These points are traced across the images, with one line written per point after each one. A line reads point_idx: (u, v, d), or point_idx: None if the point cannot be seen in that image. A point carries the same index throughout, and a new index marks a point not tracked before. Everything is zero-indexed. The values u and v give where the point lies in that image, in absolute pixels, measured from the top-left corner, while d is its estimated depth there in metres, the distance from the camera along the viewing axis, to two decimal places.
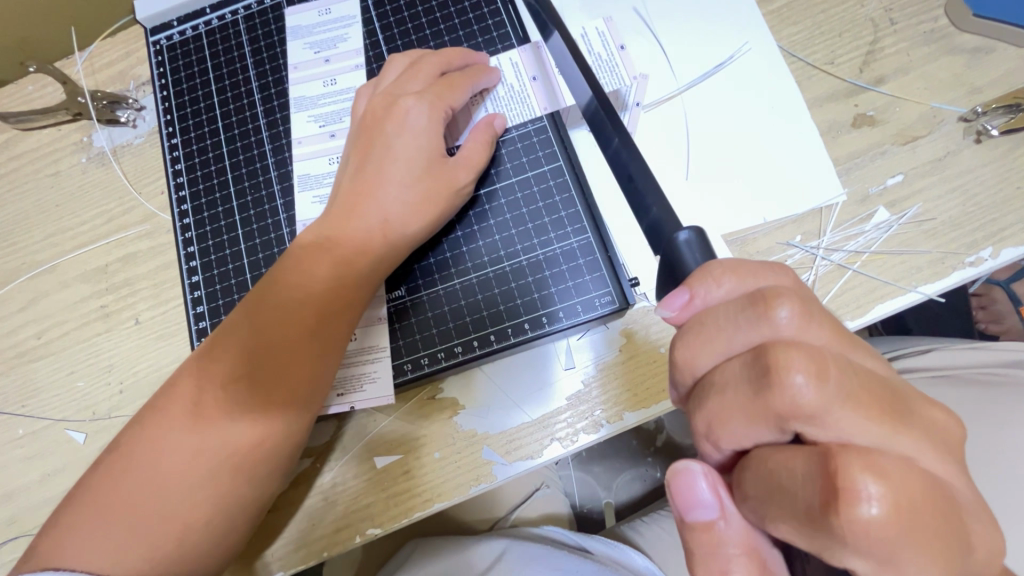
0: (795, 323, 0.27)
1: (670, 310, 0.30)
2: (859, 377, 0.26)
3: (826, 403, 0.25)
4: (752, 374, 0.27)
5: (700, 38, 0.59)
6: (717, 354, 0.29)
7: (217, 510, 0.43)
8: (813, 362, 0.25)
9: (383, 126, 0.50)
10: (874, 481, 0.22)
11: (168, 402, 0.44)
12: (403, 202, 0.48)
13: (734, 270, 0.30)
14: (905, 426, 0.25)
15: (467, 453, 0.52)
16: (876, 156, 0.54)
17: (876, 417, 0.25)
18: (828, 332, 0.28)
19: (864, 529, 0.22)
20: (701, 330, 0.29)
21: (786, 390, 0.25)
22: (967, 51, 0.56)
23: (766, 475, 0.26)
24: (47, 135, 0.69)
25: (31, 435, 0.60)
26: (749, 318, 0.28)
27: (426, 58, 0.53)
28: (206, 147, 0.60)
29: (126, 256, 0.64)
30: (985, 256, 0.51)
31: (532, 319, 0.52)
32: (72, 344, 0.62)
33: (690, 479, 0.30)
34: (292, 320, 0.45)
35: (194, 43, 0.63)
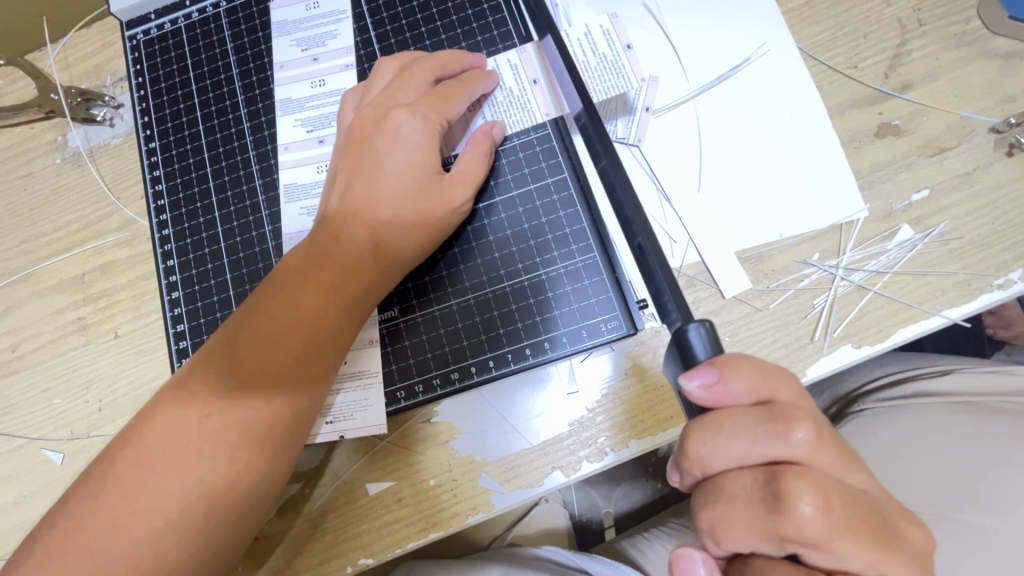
0: (809, 446, 0.29)
1: (695, 382, 0.30)
2: (852, 503, 0.29)
3: (825, 533, 0.28)
4: (761, 492, 0.29)
5: (715, 38, 0.55)
6: (730, 458, 0.30)
7: (187, 551, 0.40)
8: (818, 495, 0.28)
9: (373, 141, 0.46)
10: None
11: (140, 437, 0.42)
12: (396, 222, 0.45)
13: (755, 367, 0.31)
14: (884, 547, 0.29)
15: (464, 482, 0.50)
16: (900, 169, 0.51)
17: (861, 537, 0.29)
18: (834, 456, 0.30)
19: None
20: (719, 434, 0.30)
21: (797, 521, 0.28)
22: (1000, 55, 0.52)
23: None
24: (19, 133, 0.65)
25: (6, 454, 0.57)
26: (768, 436, 0.29)
27: (418, 64, 0.49)
28: (186, 153, 0.56)
29: (105, 265, 0.61)
30: (1014, 279, 0.48)
31: (533, 344, 0.49)
32: (48, 358, 0.59)
33: (690, 564, 0.32)
34: (279, 351, 0.42)
35: (173, 39, 0.58)
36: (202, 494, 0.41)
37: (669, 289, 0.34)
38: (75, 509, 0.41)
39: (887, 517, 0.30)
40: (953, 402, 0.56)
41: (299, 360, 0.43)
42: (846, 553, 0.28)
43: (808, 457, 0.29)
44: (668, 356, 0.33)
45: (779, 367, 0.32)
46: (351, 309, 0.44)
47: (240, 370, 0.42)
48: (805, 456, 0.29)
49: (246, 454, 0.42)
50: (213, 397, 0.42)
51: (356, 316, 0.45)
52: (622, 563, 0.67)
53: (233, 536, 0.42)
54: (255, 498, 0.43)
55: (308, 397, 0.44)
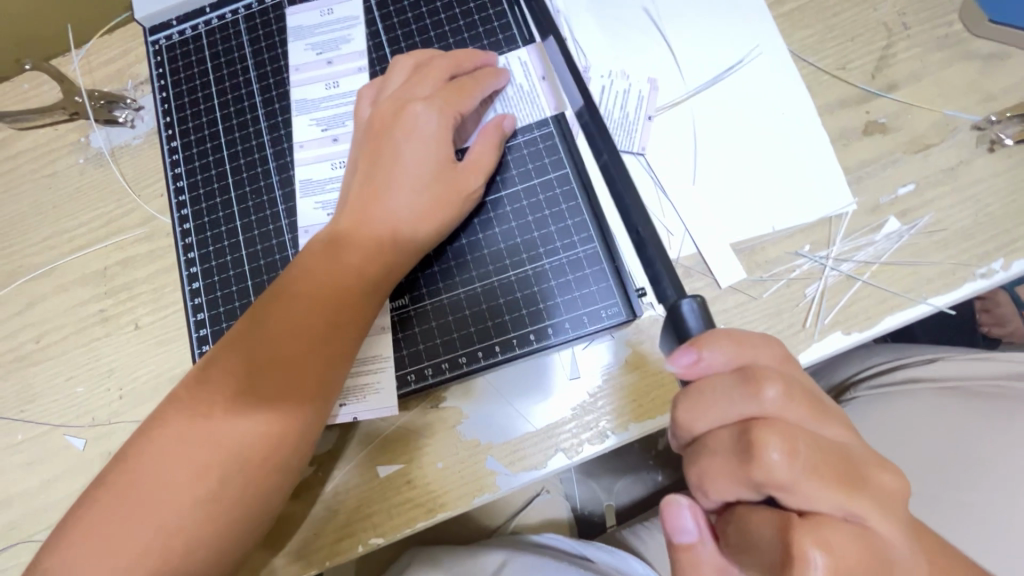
0: (780, 401, 0.31)
1: (677, 366, 0.33)
2: (822, 450, 0.31)
3: (795, 479, 0.29)
4: (735, 445, 0.31)
5: (711, 41, 0.58)
6: (714, 418, 0.33)
7: (223, 521, 0.43)
8: (786, 442, 0.30)
9: (391, 132, 0.49)
10: (821, 551, 0.28)
11: (174, 414, 0.44)
12: (413, 208, 0.48)
13: (733, 339, 0.34)
14: (859, 493, 0.30)
15: (471, 464, 0.52)
16: (887, 164, 0.54)
17: (836, 487, 0.30)
18: (807, 410, 0.32)
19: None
20: (702, 399, 0.33)
21: (765, 465, 0.29)
22: (982, 57, 0.55)
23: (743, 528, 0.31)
24: (43, 135, 0.68)
25: (30, 440, 0.59)
26: (740, 394, 0.32)
27: (434, 61, 0.52)
28: (207, 151, 0.59)
29: (125, 259, 0.63)
30: (996, 268, 0.51)
31: (537, 329, 0.51)
32: (71, 348, 0.62)
33: (677, 511, 0.34)
34: (304, 330, 0.45)
35: (194, 44, 0.61)
36: (234, 468, 0.43)
37: (668, 280, 0.37)
38: (112, 484, 0.43)
39: (865, 468, 0.31)
40: (938, 387, 0.58)
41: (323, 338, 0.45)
42: (818, 498, 0.29)
43: (780, 411, 0.31)
44: (664, 334, 0.36)
45: (762, 340, 0.35)
46: (371, 291, 0.47)
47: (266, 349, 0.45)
48: (777, 411, 0.31)
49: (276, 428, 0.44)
50: (242, 374, 0.44)
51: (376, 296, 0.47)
52: (621, 549, 0.70)
53: (263, 508, 0.45)
54: (283, 471, 0.45)
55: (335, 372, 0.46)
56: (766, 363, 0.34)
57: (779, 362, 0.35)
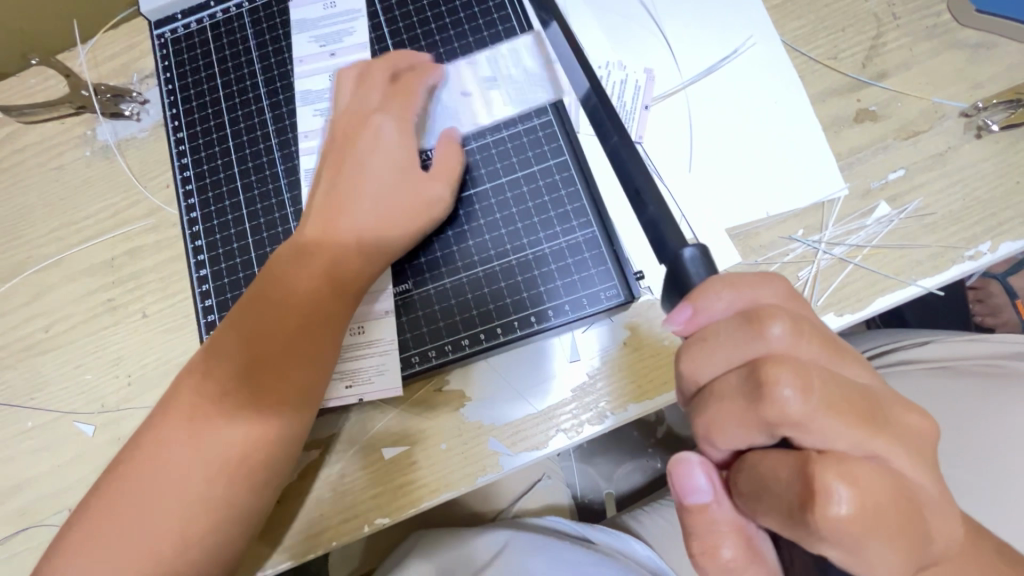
0: (786, 338, 0.31)
1: (676, 323, 0.33)
2: (841, 387, 0.30)
3: (810, 414, 0.29)
4: (744, 385, 0.31)
5: (705, 32, 0.59)
6: (720, 362, 0.32)
7: (216, 521, 0.44)
8: (799, 378, 0.29)
9: (355, 143, 0.52)
10: (844, 484, 0.27)
11: (160, 419, 0.46)
12: (382, 211, 0.50)
13: (729, 284, 0.34)
14: (881, 430, 0.29)
15: (474, 444, 0.53)
16: (878, 151, 0.55)
17: (855, 423, 0.29)
18: (818, 347, 0.32)
19: (839, 523, 0.27)
20: (705, 344, 0.33)
21: (778, 402, 0.29)
22: (969, 46, 0.56)
23: (756, 475, 0.31)
24: (50, 128, 0.69)
25: (41, 427, 0.60)
26: (744, 334, 0.31)
27: (373, 68, 0.55)
28: (212, 141, 0.60)
29: (132, 250, 0.65)
30: (983, 251, 0.52)
31: (537, 312, 0.52)
32: (80, 337, 0.63)
33: (688, 469, 0.34)
34: (280, 331, 0.46)
35: (198, 36, 0.62)
36: (222, 468, 0.44)
37: (671, 235, 0.37)
38: (107, 492, 0.45)
39: (888, 407, 0.31)
40: (930, 368, 0.59)
41: (299, 337, 0.46)
42: (838, 435, 0.29)
43: (788, 348, 0.31)
44: (665, 285, 0.37)
45: (762, 285, 0.35)
46: (342, 291, 0.48)
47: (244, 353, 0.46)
48: (785, 349, 0.31)
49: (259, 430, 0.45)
50: (224, 378, 0.46)
51: (347, 297, 0.49)
52: (621, 531, 0.72)
53: (255, 505, 0.46)
54: (273, 469, 0.46)
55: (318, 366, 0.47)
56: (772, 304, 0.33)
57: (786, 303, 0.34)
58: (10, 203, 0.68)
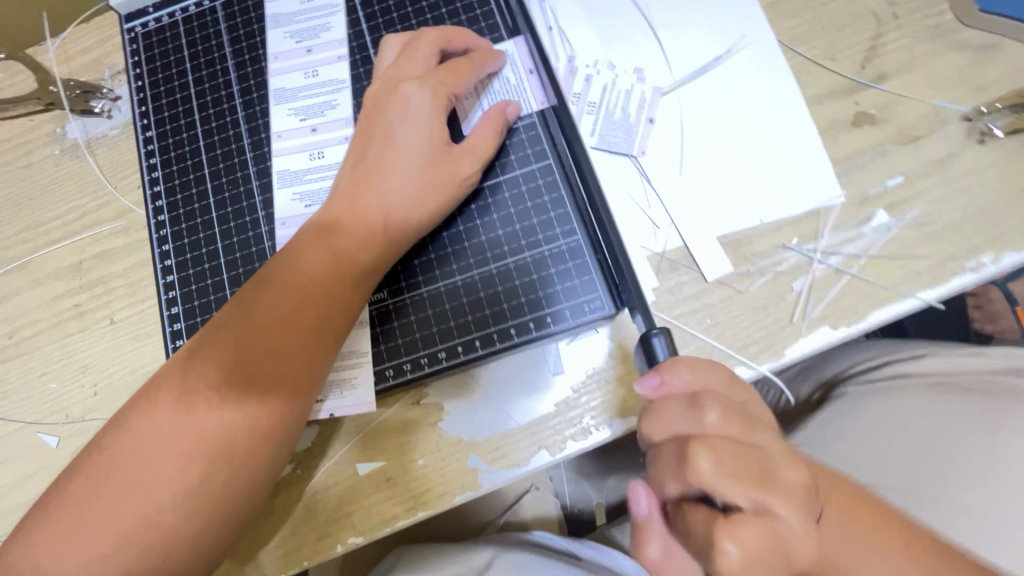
0: (716, 419, 0.34)
1: (644, 388, 0.37)
2: (749, 458, 0.33)
3: (719, 481, 0.31)
4: (676, 450, 0.34)
5: (697, 31, 0.57)
6: (664, 428, 0.36)
7: (207, 516, 0.42)
8: (713, 448, 0.32)
9: (385, 111, 0.48)
10: (734, 545, 0.30)
11: (144, 409, 0.43)
12: (404, 192, 0.47)
13: (689, 366, 0.37)
14: (776, 494, 0.32)
15: (452, 461, 0.51)
16: (875, 156, 0.53)
17: (755, 489, 0.32)
18: (741, 423, 0.34)
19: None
20: (656, 413, 0.36)
21: (693, 467, 0.32)
22: (972, 47, 0.54)
23: (681, 530, 0.34)
24: (18, 125, 0.66)
25: (3, 438, 0.58)
26: (685, 411, 0.35)
27: (423, 36, 0.51)
28: (183, 140, 0.57)
29: (101, 253, 0.62)
30: (985, 262, 0.50)
31: (519, 323, 0.50)
32: (45, 343, 0.60)
33: (634, 491, 0.38)
34: (291, 321, 0.44)
35: (170, 31, 0.60)
36: (221, 462, 0.42)
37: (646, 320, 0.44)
38: (91, 477, 0.41)
39: (788, 474, 0.33)
40: (930, 382, 0.58)
41: (312, 328, 0.45)
42: (736, 497, 0.31)
43: (716, 425, 0.34)
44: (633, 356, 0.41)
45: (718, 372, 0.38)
46: (359, 279, 0.46)
47: (249, 341, 0.43)
48: (713, 426, 0.34)
49: (260, 425, 0.43)
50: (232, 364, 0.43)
51: (358, 289, 0.46)
52: (609, 546, 0.71)
53: (247, 504, 0.44)
54: (273, 467, 0.44)
55: (320, 361, 0.45)
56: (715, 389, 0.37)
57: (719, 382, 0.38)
58: None
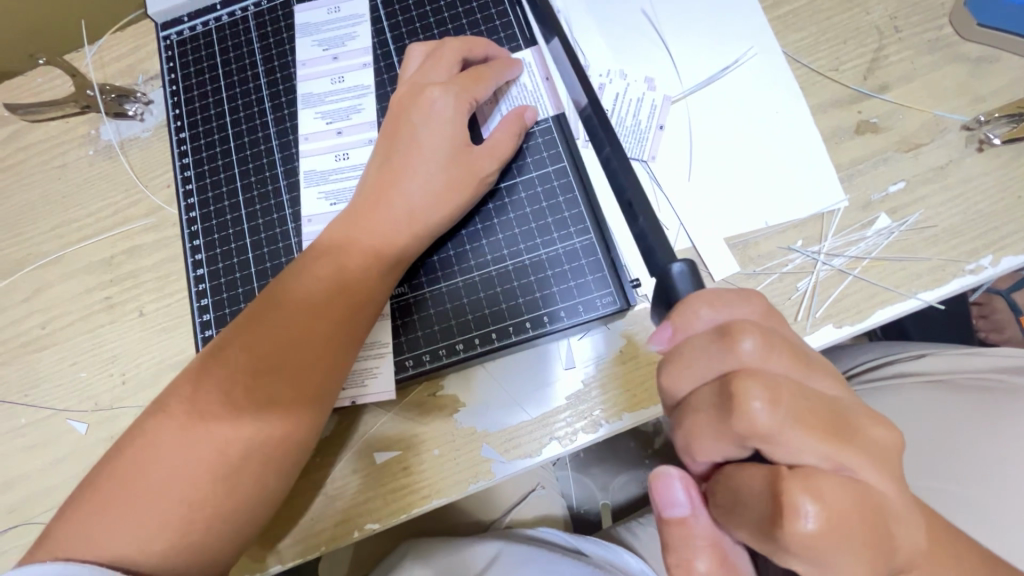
0: (757, 352, 0.32)
1: (659, 342, 0.36)
2: (811, 401, 0.31)
3: (779, 427, 0.30)
4: (717, 399, 0.32)
5: (707, 42, 0.59)
6: (696, 377, 0.34)
7: (239, 496, 0.44)
8: (768, 391, 0.31)
9: (409, 115, 0.51)
10: (810, 500, 0.29)
11: (178, 397, 0.45)
12: (427, 191, 0.49)
13: (708, 300, 0.35)
14: (851, 445, 0.31)
15: (466, 451, 0.53)
16: (878, 163, 0.55)
17: (824, 438, 0.31)
18: (790, 361, 0.33)
19: (804, 537, 0.29)
20: (683, 361, 0.35)
21: (747, 416, 0.30)
22: (971, 60, 0.56)
23: (730, 489, 0.33)
24: (55, 127, 0.70)
25: (34, 424, 0.61)
26: (716, 349, 0.33)
27: (446, 45, 0.53)
28: (215, 141, 0.60)
29: (132, 248, 0.65)
30: (984, 265, 0.52)
31: (533, 318, 0.52)
32: (76, 334, 0.63)
33: (668, 482, 0.36)
34: (321, 312, 0.46)
35: (204, 39, 0.63)
36: (254, 445, 0.44)
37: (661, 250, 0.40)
38: (127, 461, 0.43)
39: (862, 424, 0.32)
40: (928, 380, 0.59)
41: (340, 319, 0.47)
42: (801, 444, 0.30)
43: (759, 361, 0.32)
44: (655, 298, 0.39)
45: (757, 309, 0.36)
46: (384, 273, 0.49)
47: (281, 331, 0.46)
48: (757, 361, 0.32)
49: (291, 410, 0.45)
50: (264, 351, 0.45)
51: (384, 282, 0.49)
52: (615, 543, 0.73)
53: (277, 485, 0.46)
54: (301, 452, 0.47)
55: (347, 350, 0.47)
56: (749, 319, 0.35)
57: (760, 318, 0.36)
58: (12, 200, 0.68)
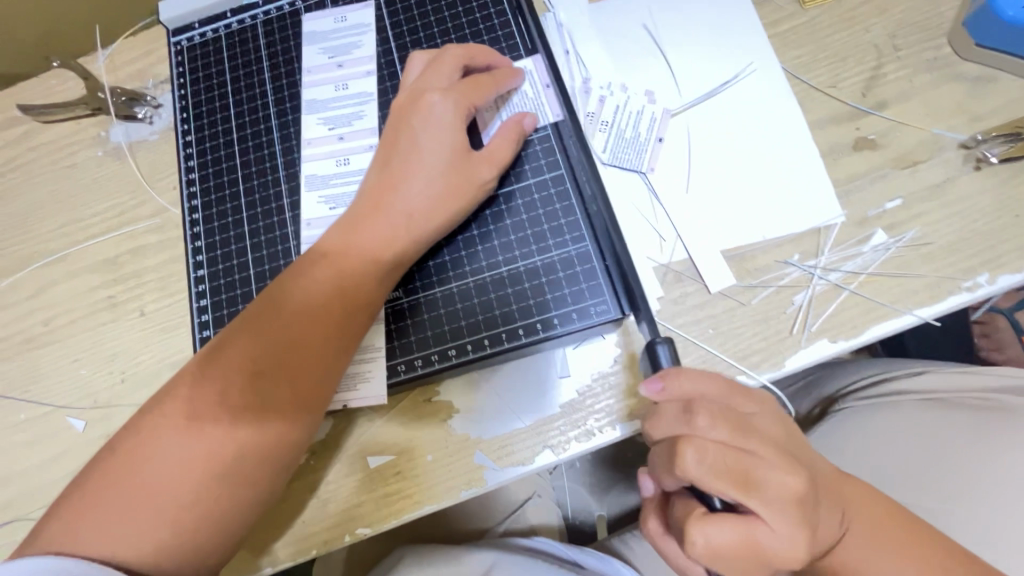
0: (710, 426, 0.40)
1: (649, 391, 0.43)
2: (729, 464, 0.39)
3: (700, 477, 0.39)
4: (668, 452, 0.41)
5: (706, 57, 0.60)
6: (664, 432, 0.42)
7: (237, 495, 0.45)
8: (696, 451, 0.39)
9: (410, 121, 0.52)
10: (703, 536, 0.39)
11: (172, 400, 0.45)
12: (425, 196, 0.50)
13: (682, 374, 0.43)
14: (753, 496, 0.39)
15: (459, 457, 0.53)
16: (875, 179, 0.55)
17: (732, 488, 0.39)
18: (728, 430, 0.40)
19: (699, 552, 0.39)
20: (656, 419, 0.43)
21: (682, 468, 0.39)
22: (969, 79, 0.57)
23: (681, 519, 0.42)
24: (66, 128, 0.71)
25: (34, 419, 0.61)
26: (678, 418, 0.41)
27: (448, 52, 0.54)
28: (220, 145, 0.61)
29: (136, 248, 0.66)
30: (981, 282, 0.52)
31: (527, 325, 0.52)
32: (78, 332, 0.64)
33: (631, 488, 0.47)
34: (319, 317, 0.47)
35: (213, 45, 0.64)
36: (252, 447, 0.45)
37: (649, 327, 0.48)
38: (123, 461, 0.44)
39: (766, 484, 0.39)
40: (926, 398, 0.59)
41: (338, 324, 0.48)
42: (716, 491, 0.39)
43: (704, 431, 0.40)
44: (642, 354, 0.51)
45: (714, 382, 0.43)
46: (382, 276, 0.49)
47: (279, 333, 0.46)
48: (701, 431, 0.40)
49: (289, 414, 0.46)
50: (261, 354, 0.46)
51: (382, 284, 0.50)
52: (609, 554, 0.73)
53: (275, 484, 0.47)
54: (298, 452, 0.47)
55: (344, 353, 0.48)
56: (707, 393, 0.42)
57: (726, 387, 0.44)
58: (22, 199, 0.70)
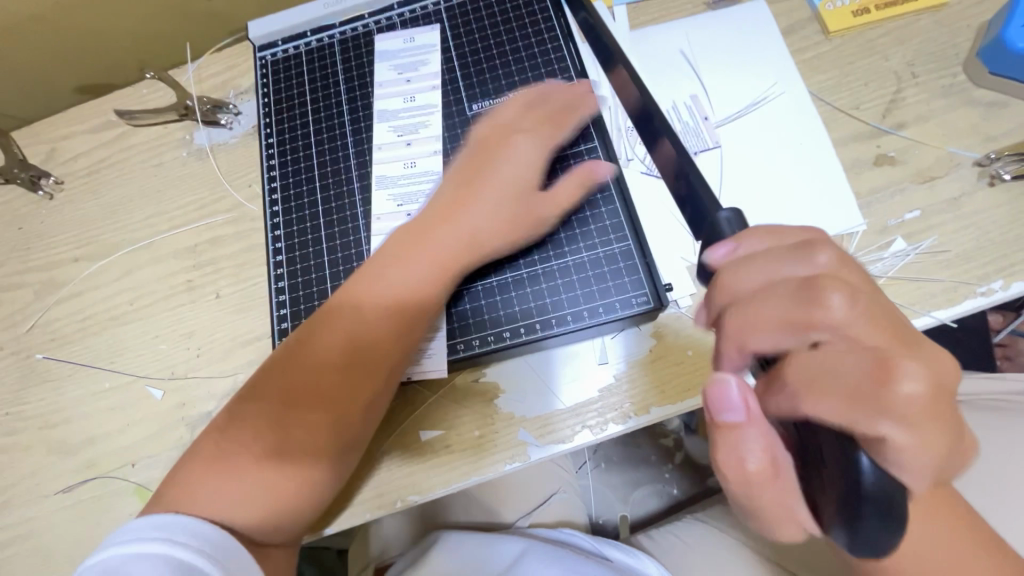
0: (831, 262, 0.37)
1: (717, 254, 0.39)
2: (880, 307, 0.35)
3: (857, 318, 0.34)
4: (794, 292, 0.35)
5: (738, 79, 0.66)
6: (759, 278, 0.37)
7: (280, 511, 0.49)
8: (847, 290, 0.34)
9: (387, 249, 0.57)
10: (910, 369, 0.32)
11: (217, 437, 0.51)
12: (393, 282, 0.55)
13: (769, 232, 0.39)
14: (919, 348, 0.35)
15: (504, 433, 0.58)
16: (894, 192, 0.60)
17: (892, 334, 0.34)
18: (858, 273, 0.37)
19: (904, 400, 0.31)
20: (747, 265, 0.37)
21: (828, 303, 0.34)
22: (983, 104, 0.62)
23: (810, 374, 0.33)
24: (156, 131, 0.80)
25: (117, 388, 0.68)
26: (793, 253, 0.37)
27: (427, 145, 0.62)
28: (298, 148, 0.69)
29: (214, 238, 0.73)
30: (995, 288, 0.56)
31: (574, 312, 0.58)
32: (159, 311, 0.71)
33: (723, 386, 0.35)
34: (321, 364, 0.52)
35: (295, 60, 0.72)
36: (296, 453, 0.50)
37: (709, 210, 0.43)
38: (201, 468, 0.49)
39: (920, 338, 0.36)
40: None
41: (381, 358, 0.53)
42: (874, 335, 0.34)
43: (830, 267, 0.36)
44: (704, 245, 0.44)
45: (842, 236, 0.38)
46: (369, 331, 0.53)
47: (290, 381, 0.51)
48: (830, 268, 0.36)
49: (323, 436, 0.50)
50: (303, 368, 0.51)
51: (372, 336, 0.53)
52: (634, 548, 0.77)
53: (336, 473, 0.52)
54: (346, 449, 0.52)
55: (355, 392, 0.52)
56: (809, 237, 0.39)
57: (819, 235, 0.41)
58: (113, 192, 0.78)
